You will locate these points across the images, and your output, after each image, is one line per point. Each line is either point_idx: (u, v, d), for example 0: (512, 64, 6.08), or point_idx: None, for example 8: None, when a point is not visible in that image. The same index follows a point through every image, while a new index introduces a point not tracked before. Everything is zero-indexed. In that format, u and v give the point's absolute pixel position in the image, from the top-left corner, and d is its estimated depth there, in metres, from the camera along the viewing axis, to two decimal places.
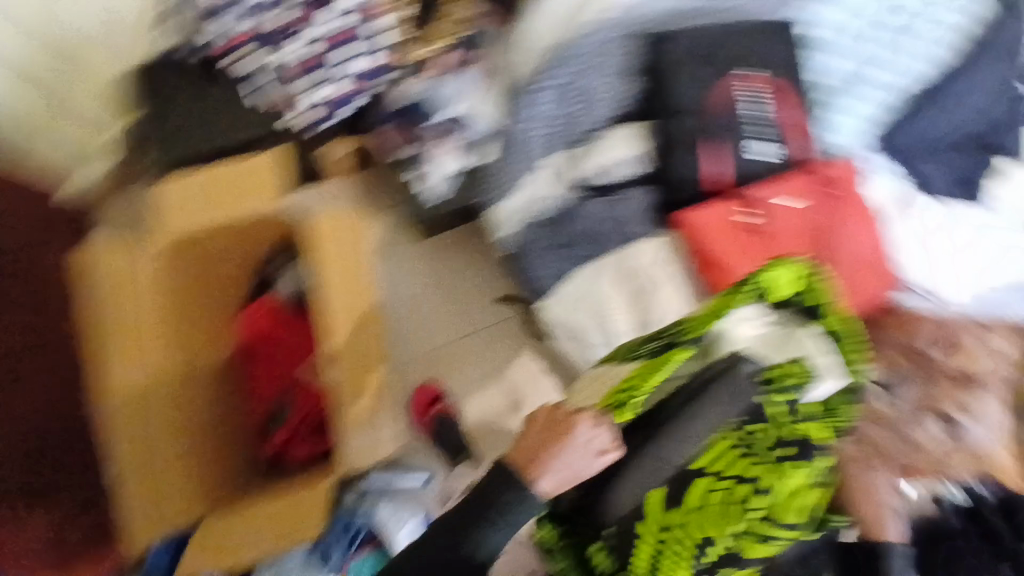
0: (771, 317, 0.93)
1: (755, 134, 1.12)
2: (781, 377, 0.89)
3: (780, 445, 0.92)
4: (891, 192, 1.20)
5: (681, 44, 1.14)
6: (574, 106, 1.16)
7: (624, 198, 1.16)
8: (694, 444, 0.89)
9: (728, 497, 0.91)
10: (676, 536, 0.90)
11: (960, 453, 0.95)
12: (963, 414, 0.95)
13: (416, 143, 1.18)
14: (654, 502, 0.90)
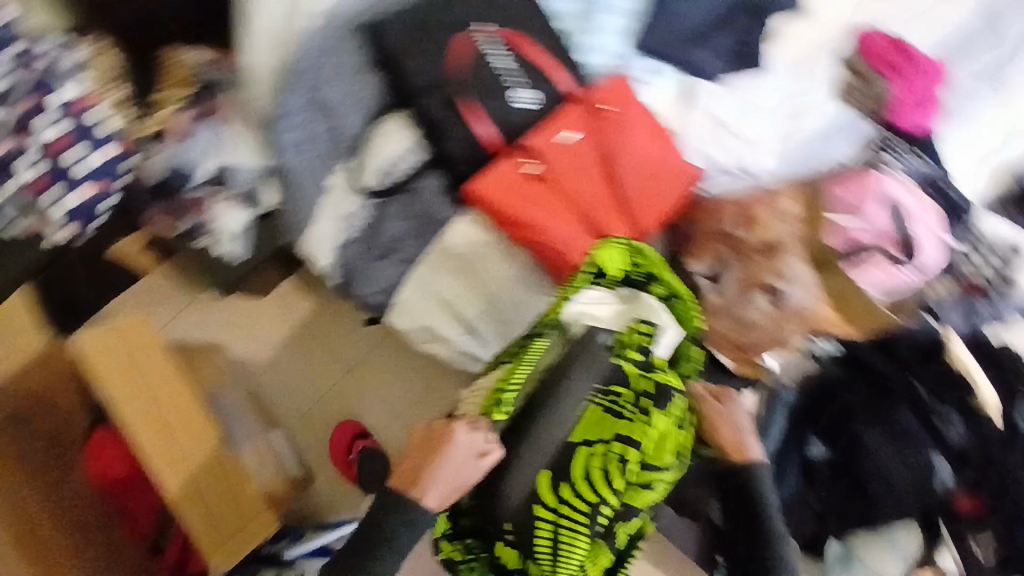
0: (608, 295, 1.03)
1: (516, 81, 1.09)
2: (629, 338, 0.97)
3: (644, 394, 0.95)
4: (671, 89, 1.17)
5: (404, 18, 1.07)
6: (328, 121, 1.10)
7: (418, 188, 1.12)
8: (565, 420, 0.94)
9: (607, 457, 0.93)
10: (569, 510, 0.90)
11: (791, 319, 1.00)
12: (782, 282, 1.00)
13: (188, 213, 1.11)
14: (543, 486, 0.91)
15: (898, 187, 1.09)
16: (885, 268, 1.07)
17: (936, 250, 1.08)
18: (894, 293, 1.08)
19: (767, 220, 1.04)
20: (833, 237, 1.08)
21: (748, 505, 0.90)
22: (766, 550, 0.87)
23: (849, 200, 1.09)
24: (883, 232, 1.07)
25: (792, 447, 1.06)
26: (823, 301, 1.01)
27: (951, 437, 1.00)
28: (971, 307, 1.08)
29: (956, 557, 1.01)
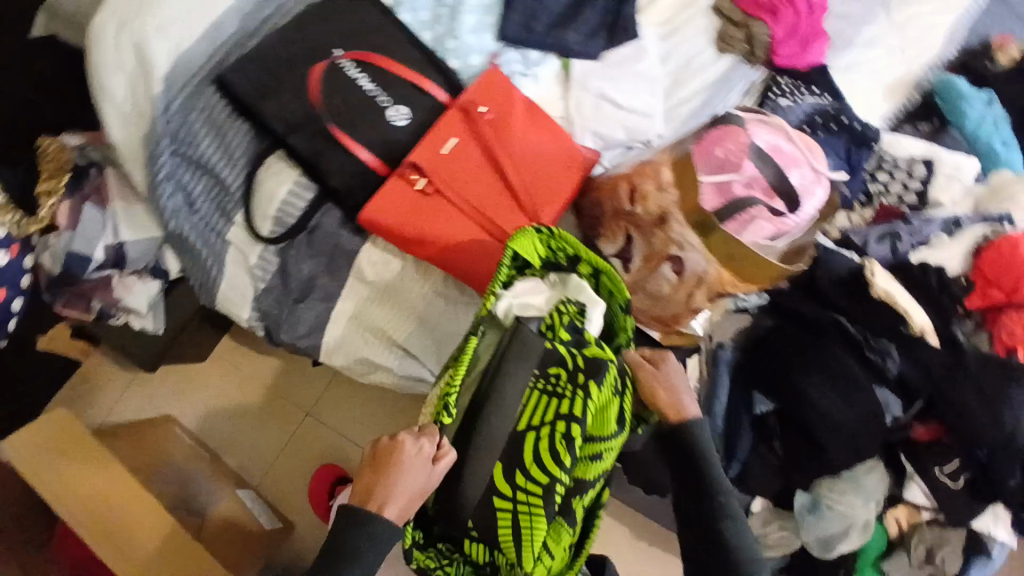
0: (536, 283, 1.03)
1: (391, 95, 1.07)
2: (558, 320, 0.98)
3: (578, 371, 0.94)
4: (554, 73, 1.20)
5: (261, 57, 1.04)
6: (207, 178, 1.09)
7: (315, 226, 1.10)
8: (511, 411, 0.96)
9: (551, 440, 0.93)
10: (526, 496, 0.93)
11: (698, 286, 0.99)
12: (684, 250, 0.98)
13: (95, 294, 1.10)
14: (498, 478, 0.94)
15: (765, 131, 1.00)
16: (766, 220, 0.98)
17: (815, 191, 1.01)
18: (779, 242, 1.01)
19: (653, 191, 1.00)
20: (706, 196, 0.99)
21: (690, 462, 0.89)
22: (713, 503, 0.86)
23: (717, 154, 0.99)
24: (757, 181, 0.98)
25: (740, 407, 1.05)
26: (722, 263, 0.98)
27: (892, 368, 0.98)
28: (891, 234, 1.05)
29: (925, 487, 0.99)
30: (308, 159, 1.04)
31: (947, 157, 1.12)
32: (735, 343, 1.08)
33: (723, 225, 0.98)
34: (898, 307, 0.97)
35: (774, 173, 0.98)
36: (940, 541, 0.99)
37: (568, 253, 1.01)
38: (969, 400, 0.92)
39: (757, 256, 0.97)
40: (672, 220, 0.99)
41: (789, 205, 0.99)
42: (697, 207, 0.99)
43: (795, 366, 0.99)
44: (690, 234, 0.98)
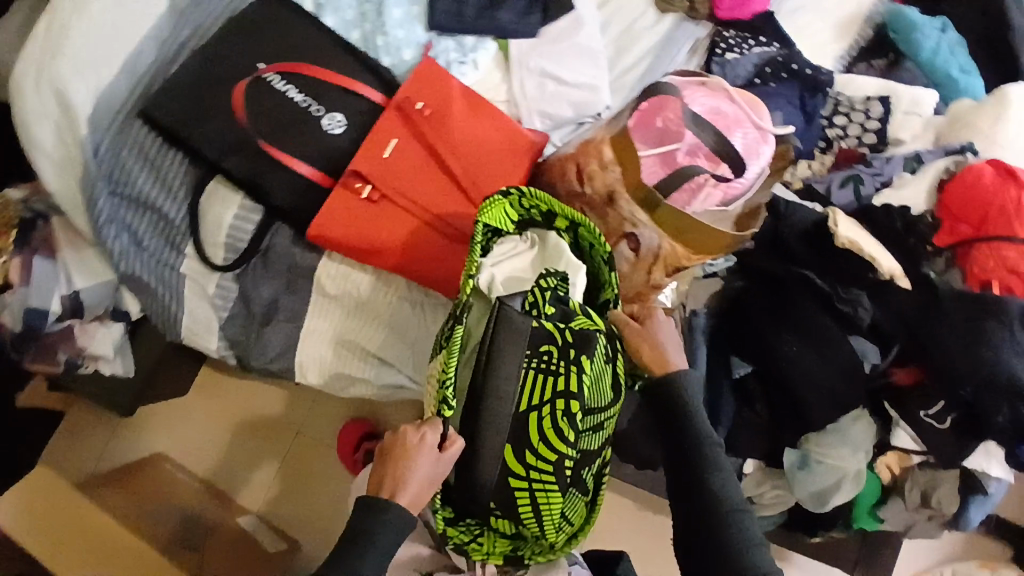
0: (516, 242, 1.01)
1: (325, 104, 1.04)
2: (540, 295, 0.92)
3: (568, 347, 0.90)
4: (495, 57, 1.17)
5: (185, 80, 1.02)
6: (151, 215, 1.06)
7: (269, 244, 1.08)
8: (509, 394, 0.88)
9: (554, 418, 0.88)
10: (539, 473, 0.89)
11: (654, 262, 0.97)
12: (638, 227, 0.95)
13: (62, 344, 1.08)
14: (510, 458, 0.89)
15: (702, 95, 0.97)
16: (713, 186, 0.94)
17: (762, 149, 0.96)
18: (732, 207, 0.96)
19: (599, 169, 0.96)
20: (650, 169, 0.95)
21: (674, 416, 0.87)
22: (698, 453, 0.84)
23: (656, 124, 0.96)
24: (699, 147, 0.94)
25: (719, 371, 1.03)
26: (674, 237, 0.95)
27: (865, 316, 0.95)
28: (854, 179, 1.07)
29: (912, 432, 0.98)
30: (247, 181, 1.02)
31: (903, 93, 1.15)
32: (709, 309, 1.05)
33: (668, 199, 0.94)
34: (865, 255, 0.95)
35: (714, 138, 0.93)
36: (933, 483, 0.99)
37: (543, 209, 0.97)
38: (945, 342, 0.90)
39: (704, 228, 0.93)
40: (618, 198, 0.95)
41: (734, 168, 0.93)
42: (641, 182, 0.94)
43: (770, 327, 0.97)
44: (638, 211, 0.95)
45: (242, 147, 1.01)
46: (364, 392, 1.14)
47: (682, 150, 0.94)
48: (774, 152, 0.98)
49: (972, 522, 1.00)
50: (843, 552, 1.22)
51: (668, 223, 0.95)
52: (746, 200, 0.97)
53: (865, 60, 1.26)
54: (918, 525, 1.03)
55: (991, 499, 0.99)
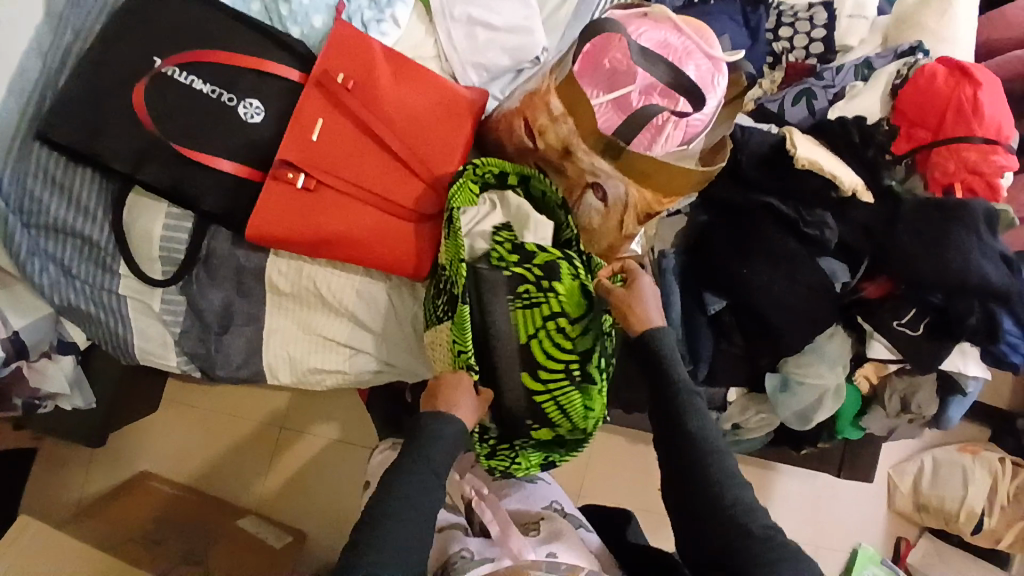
0: (484, 211, 0.99)
1: (238, 92, 0.95)
2: (505, 244, 0.94)
3: (541, 280, 0.90)
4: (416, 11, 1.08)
5: (76, 90, 0.93)
6: (73, 240, 0.99)
7: (209, 249, 1.01)
8: (506, 333, 0.89)
9: (549, 335, 0.89)
10: (556, 381, 0.90)
11: (622, 210, 0.91)
12: (598, 178, 0.88)
13: (14, 390, 1.04)
14: (528, 382, 0.90)
15: (648, 27, 0.87)
16: (674, 125, 0.85)
17: (717, 80, 0.87)
18: (694, 145, 0.89)
19: (549, 123, 0.86)
20: (606, 118, 0.87)
21: (656, 366, 0.84)
22: (681, 399, 0.81)
23: (604, 66, 0.86)
24: (653, 86, 0.86)
25: (694, 310, 1.02)
26: (642, 184, 0.87)
27: (832, 238, 0.94)
28: (806, 94, 1.03)
29: (887, 342, 0.98)
30: (169, 188, 0.94)
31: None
32: (676, 249, 1.04)
33: (630, 145, 0.85)
34: (826, 174, 0.92)
35: (668, 71, 0.81)
36: (913, 389, 1.01)
37: (495, 172, 0.93)
38: (907, 250, 0.90)
39: (677, 172, 0.85)
40: (576, 149, 0.86)
41: (695, 102, 0.83)
42: (598, 132, 0.85)
43: (734, 258, 0.96)
44: (599, 161, 0.86)
45: (155, 153, 0.93)
46: (339, 382, 1.10)
47: (636, 92, 0.86)
48: (728, 80, 0.88)
49: (952, 419, 1.04)
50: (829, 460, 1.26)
51: (632, 169, 0.86)
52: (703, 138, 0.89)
53: None
54: (901, 428, 1.08)
55: (969, 396, 1.03)
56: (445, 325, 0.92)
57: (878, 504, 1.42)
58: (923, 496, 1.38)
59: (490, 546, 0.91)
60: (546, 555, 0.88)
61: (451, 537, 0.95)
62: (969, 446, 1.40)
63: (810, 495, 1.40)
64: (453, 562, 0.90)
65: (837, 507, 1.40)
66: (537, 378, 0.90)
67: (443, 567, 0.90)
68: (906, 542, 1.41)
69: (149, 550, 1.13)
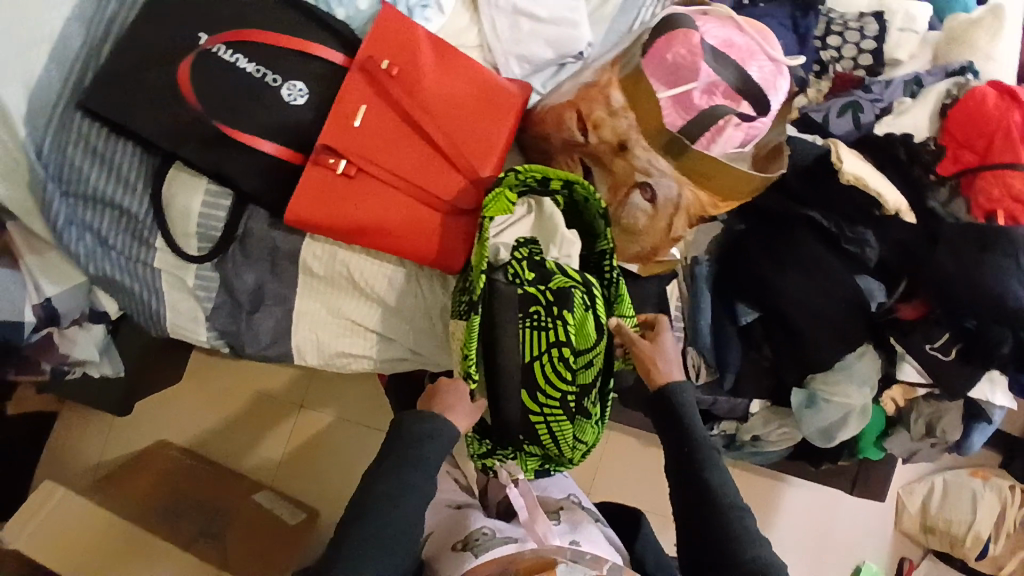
0: (517, 217, 0.98)
1: (282, 72, 0.94)
2: (523, 258, 0.93)
3: (551, 305, 0.90)
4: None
5: (122, 61, 0.92)
6: (110, 211, 0.99)
7: (246, 228, 1.02)
8: (512, 350, 0.90)
9: (551, 362, 0.89)
10: (553, 406, 0.91)
11: (673, 212, 0.90)
12: (650, 177, 0.87)
13: (46, 355, 1.05)
14: (526, 401, 0.91)
15: (714, 25, 0.85)
16: (735, 127, 0.84)
17: (779, 83, 0.86)
18: (749, 148, 0.88)
19: (606, 116, 0.87)
20: (668, 115, 0.84)
21: (672, 419, 0.89)
22: (695, 453, 0.86)
23: (667, 61, 0.83)
24: (717, 85, 0.83)
25: (724, 318, 1.03)
26: (698, 185, 0.88)
27: (871, 256, 0.96)
28: (853, 106, 1.03)
29: (916, 365, 1.01)
30: (208, 167, 0.94)
31: (897, 7, 1.11)
32: (710, 257, 1.04)
33: (693, 144, 0.85)
34: (872, 191, 0.91)
35: (736, 73, 0.83)
36: (937, 414, 1.06)
37: (537, 177, 0.90)
38: (945, 266, 0.89)
39: (739, 173, 0.85)
40: (633, 144, 0.86)
41: (757, 105, 0.84)
42: (660, 130, 0.85)
43: (771, 270, 0.96)
44: (657, 158, 0.86)
45: (198, 130, 0.93)
46: (361, 368, 1.11)
47: (699, 90, 0.83)
48: (790, 84, 0.88)
49: (974, 445, 1.08)
50: (843, 477, 1.27)
51: (691, 169, 0.86)
52: (759, 140, 0.88)
53: None
54: (922, 451, 1.12)
55: (993, 424, 1.06)
56: (460, 323, 0.92)
57: (886, 523, 1.43)
58: (930, 518, 1.39)
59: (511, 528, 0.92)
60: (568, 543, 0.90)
61: (470, 515, 0.97)
62: (979, 471, 1.40)
63: (819, 509, 1.41)
64: (474, 539, 0.90)
65: (845, 523, 1.41)
66: (536, 399, 0.91)
67: (462, 542, 0.91)
68: (909, 562, 1.42)
69: (165, 523, 1.16)
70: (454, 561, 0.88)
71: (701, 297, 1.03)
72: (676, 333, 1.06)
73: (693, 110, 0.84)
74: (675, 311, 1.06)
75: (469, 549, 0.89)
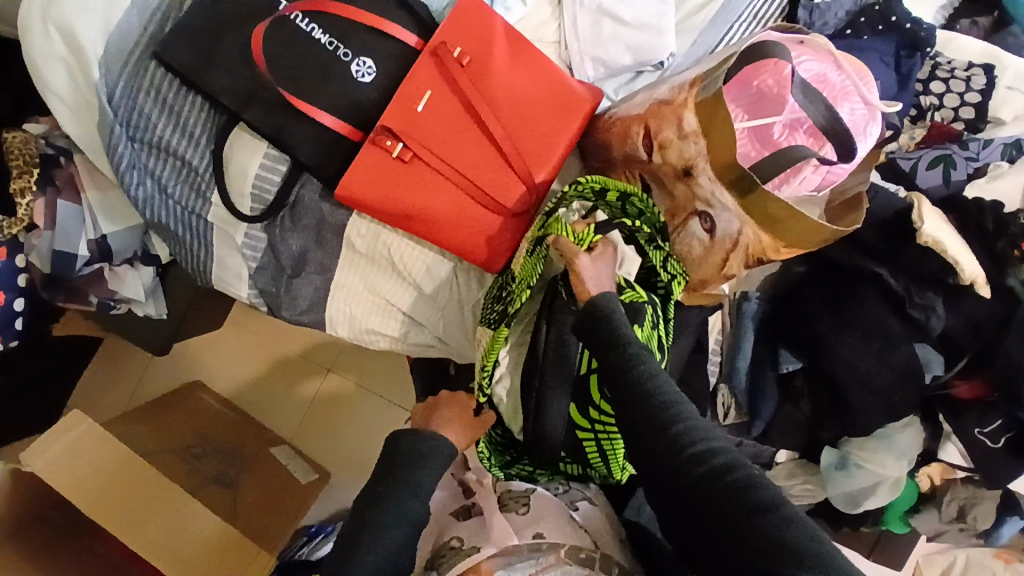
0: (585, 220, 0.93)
1: (355, 46, 0.94)
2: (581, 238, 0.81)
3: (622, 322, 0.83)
4: None
5: (205, 17, 0.95)
6: (171, 161, 1.02)
7: (298, 196, 1.03)
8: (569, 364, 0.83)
9: None
10: (604, 423, 0.86)
11: (733, 248, 0.84)
12: (710, 208, 0.83)
13: (96, 290, 1.10)
14: (576, 415, 0.86)
15: (809, 57, 0.80)
16: (814, 169, 0.78)
17: (870, 129, 0.80)
18: (823, 194, 0.81)
19: (676, 138, 0.83)
20: (742, 145, 0.79)
21: (642, 406, 0.68)
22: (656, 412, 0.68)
23: (752, 89, 0.80)
24: (801, 121, 0.78)
25: (765, 362, 0.99)
26: (759, 227, 0.80)
27: (936, 326, 0.88)
28: (945, 160, 0.98)
29: (961, 448, 0.98)
30: (269, 132, 0.95)
31: (1009, 64, 1.06)
32: (761, 295, 1.00)
33: (763, 183, 0.78)
34: (948, 256, 0.85)
35: (825, 112, 0.76)
36: (973, 501, 1.03)
37: (597, 188, 0.86)
38: (1012, 353, 0.86)
39: (808, 221, 0.76)
40: (699, 172, 0.81)
41: (842, 149, 0.77)
42: (731, 163, 0.78)
43: (824, 322, 0.91)
44: (721, 191, 0.80)
45: (265, 92, 0.94)
46: (387, 346, 1.09)
47: (780, 124, 0.78)
48: (883, 131, 0.81)
49: (1003, 535, 1.07)
50: (862, 542, 1.24)
51: (756, 210, 0.78)
52: (837, 186, 0.81)
53: (970, 17, 1.18)
54: (947, 532, 1.08)
55: None
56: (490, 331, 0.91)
57: None
58: None
59: (477, 535, 0.91)
60: (529, 538, 0.90)
61: (448, 520, 0.97)
62: (1005, 553, 1.31)
63: None
64: (442, 554, 0.91)
65: None
66: (584, 413, 0.86)
67: (434, 557, 0.92)
68: None
69: (186, 463, 1.24)
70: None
71: (744, 338, 0.99)
72: (710, 367, 1.03)
73: (770, 145, 0.79)
74: (714, 343, 1.03)
75: (435, 568, 0.89)
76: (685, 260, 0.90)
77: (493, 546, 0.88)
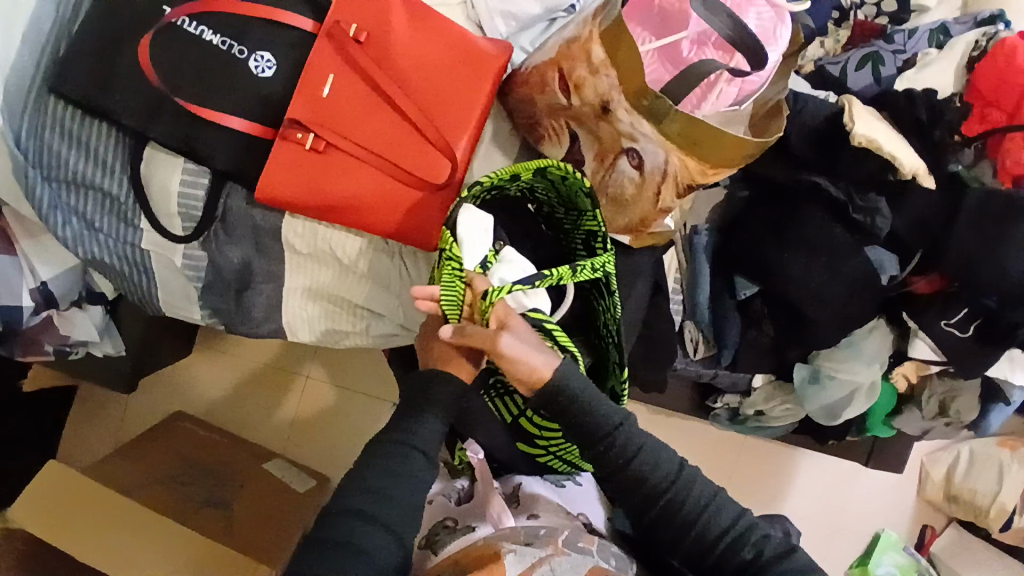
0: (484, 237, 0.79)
1: (250, 43, 0.90)
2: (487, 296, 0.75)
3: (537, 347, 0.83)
4: None
5: (93, 39, 0.91)
6: (93, 194, 0.99)
7: (227, 205, 0.99)
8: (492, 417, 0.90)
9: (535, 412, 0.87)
10: (553, 441, 0.88)
11: (660, 179, 0.82)
12: (633, 142, 0.80)
13: (49, 337, 1.09)
14: (524, 449, 0.91)
15: None
16: (728, 82, 0.76)
17: (781, 32, 0.76)
18: (745, 107, 0.79)
19: (588, 75, 0.79)
20: (652, 70, 0.78)
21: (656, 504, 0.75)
22: (671, 501, 0.74)
23: (654, 9, 0.77)
24: (707, 35, 0.76)
25: (723, 291, 0.98)
26: (683, 152, 0.78)
27: (883, 226, 0.86)
28: (873, 57, 0.94)
29: (929, 341, 0.95)
30: (180, 144, 0.92)
31: None
32: (710, 225, 0.99)
33: (678, 105, 0.76)
34: (884, 154, 0.82)
35: (729, 23, 0.72)
36: (952, 392, 1.03)
37: (507, 174, 0.82)
38: (965, 240, 0.84)
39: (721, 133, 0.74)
40: (616, 106, 0.78)
41: (754, 61, 0.73)
42: (643, 88, 0.75)
43: (771, 240, 0.90)
44: (640, 122, 0.77)
45: (169, 105, 0.91)
46: (356, 342, 1.08)
47: (687, 41, 0.76)
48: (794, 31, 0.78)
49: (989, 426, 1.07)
50: (858, 448, 1.24)
51: (676, 134, 0.76)
52: (758, 97, 0.79)
53: None
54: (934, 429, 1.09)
55: (1012, 405, 1.04)
56: None
57: (906, 491, 1.40)
58: (954, 488, 1.36)
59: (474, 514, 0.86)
60: (526, 519, 0.85)
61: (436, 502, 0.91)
62: (1008, 440, 1.35)
63: (831, 480, 1.38)
64: (436, 534, 0.85)
65: (861, 494, 1.39)
66: (531, 444, 0.91)
67: (426, 539, 0.86)
68: (931, 531, 1.39)
69: (172, 492, 1.21)
70: (418, 562, 0.84)
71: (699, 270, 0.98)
72: (673, 306, 1.00)
73: (681, 64, 0.77)
74: (673, 283, 1.00)
75: (429, 547, 0.84)
76: (619, 201, 0.87)
77: (490, 526, 0.83)
